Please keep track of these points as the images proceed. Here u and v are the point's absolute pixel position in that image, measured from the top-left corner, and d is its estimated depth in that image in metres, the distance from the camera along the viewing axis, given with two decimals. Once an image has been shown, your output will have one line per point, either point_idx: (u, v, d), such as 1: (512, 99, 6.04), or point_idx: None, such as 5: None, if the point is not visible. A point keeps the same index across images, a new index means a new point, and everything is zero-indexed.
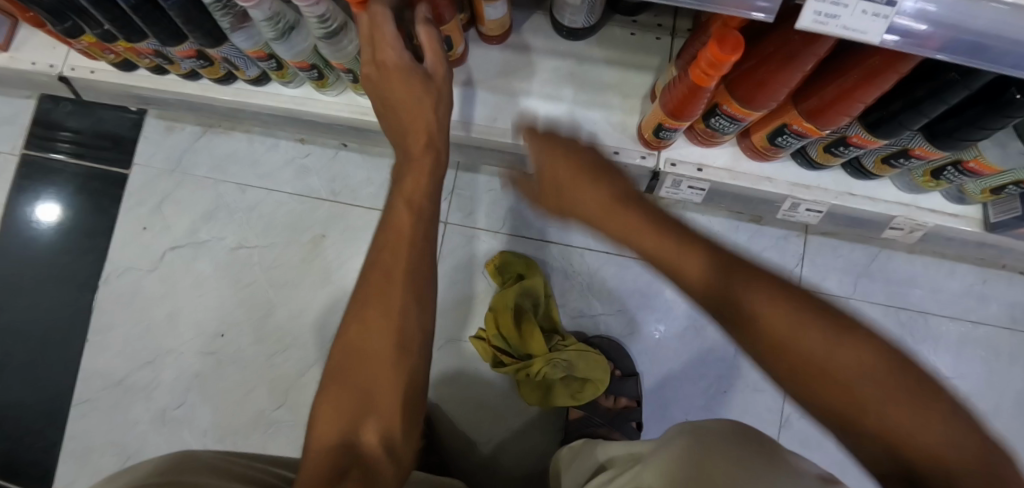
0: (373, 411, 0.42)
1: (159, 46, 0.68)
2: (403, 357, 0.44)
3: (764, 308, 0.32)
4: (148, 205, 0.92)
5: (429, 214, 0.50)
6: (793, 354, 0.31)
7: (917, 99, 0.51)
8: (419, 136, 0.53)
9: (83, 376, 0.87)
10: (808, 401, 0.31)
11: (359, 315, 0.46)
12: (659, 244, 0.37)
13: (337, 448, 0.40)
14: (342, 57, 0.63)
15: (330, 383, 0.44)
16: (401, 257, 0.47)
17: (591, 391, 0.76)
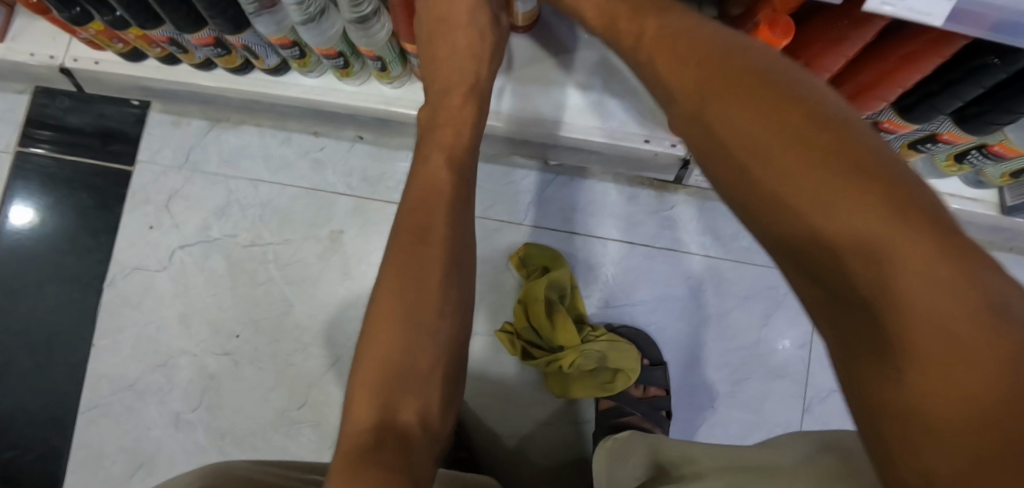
0: (410, 383, 0.41)
1: (174, 33, 0.65)
2: (437, 325, 0.43)
3: (828, 197, 0.26)
4: (155, 203, 0.89)
5: (469, 182, 0.51)
6: (838, 255, 0.25)
7: (953, 81, 0.54)
8: (462, 96, 0.55)
9: (90, 382, 0.83)
10: (853, 305, 0.25)
11: (389, 281, 0.44)
12: (732, 113, 0.32)
13: (375, 422, 0.38)
14: (372, 44, 0.61)
15: (366, 345, 0.41)
16: (436, 216, 0.47)
17: (622, 382, 0.76)
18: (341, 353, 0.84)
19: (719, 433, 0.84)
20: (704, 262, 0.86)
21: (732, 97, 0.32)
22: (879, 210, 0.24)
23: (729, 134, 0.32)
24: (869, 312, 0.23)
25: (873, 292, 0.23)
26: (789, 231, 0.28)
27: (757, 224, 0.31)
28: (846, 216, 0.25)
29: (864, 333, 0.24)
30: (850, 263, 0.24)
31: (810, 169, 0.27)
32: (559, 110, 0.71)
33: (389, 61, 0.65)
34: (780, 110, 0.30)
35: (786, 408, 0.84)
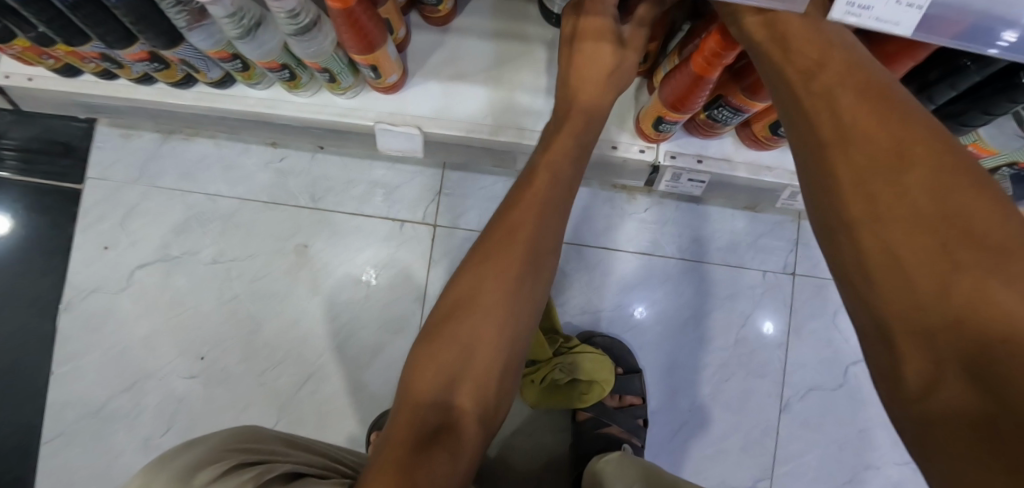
0: (470, 375, 0.51)
1: (105, 49, 0.60)
2: (500, 335, 0.52)
3: (943, 200, 0.29)
4: (110, 221, 0.84)
5: (554, 196, 0.57)
6: (952, 248, 0.28)
7: (929, 82, 0.52)
8: (580, 95, 0.59)
9: (54, 410, 0.81)
10: (917, 298, 0.28)
11: (471, 281, 0.54)
12: (858, 108, 0.34)
13: (434, 401, 0.49)
14: (317, 55, 0.57)
15: (436, 338, 0.52)
16: (528, 226, 0.55)
17: (597, 393, 0.75)
18: (311, 372, 0.81)
19: (700, 435, 0.82)
20: (680, 264, 0.85)
21: (860, 96, 0.34)
22: (992, 223, 0.28)
23: (848, 125, 0.34)
24: (968, 302, 0.27)
25: (977, 284, 0.26)
26: (888, 219, 0.30)
27: (843, 223, 0.33)
28: (965, 221, 0.28)
29: (953, 317, 0.27)
30: (961, 256, 0.27)
31: (933, 176, 0.30)
32: (524, 117, 0.69)
33: (338, 72, 0.62)
34: (908, 120, 0.32)
35: (765, 407, 0.83)
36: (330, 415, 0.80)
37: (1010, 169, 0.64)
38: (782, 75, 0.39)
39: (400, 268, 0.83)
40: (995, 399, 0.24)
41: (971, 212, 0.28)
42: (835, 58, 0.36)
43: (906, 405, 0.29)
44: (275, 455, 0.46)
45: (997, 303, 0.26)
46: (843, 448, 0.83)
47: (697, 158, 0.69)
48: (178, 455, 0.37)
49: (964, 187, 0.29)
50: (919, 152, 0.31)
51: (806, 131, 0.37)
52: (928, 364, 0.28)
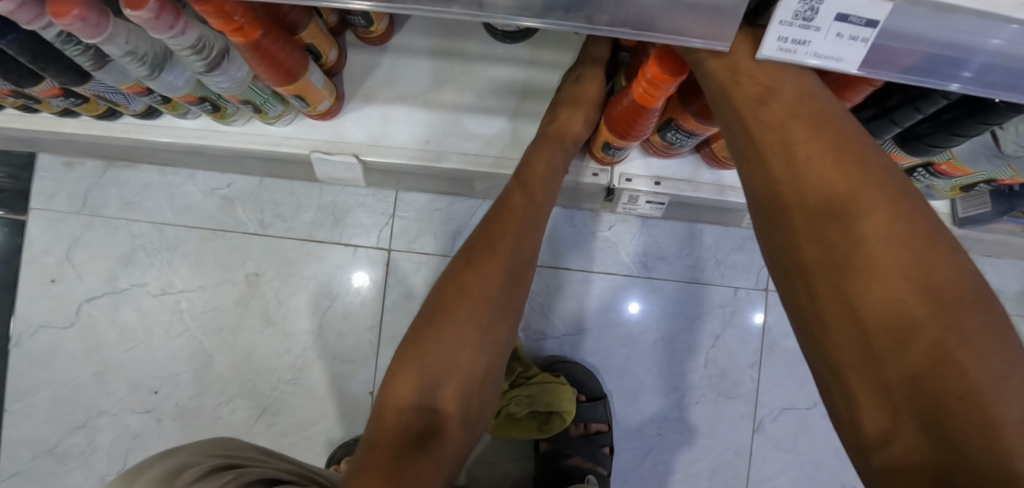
0: (453, 379, 0.48)
1: (13, 87, 0.56)
2: (481, 344, 0.49)
3: (899, 257, 0.29)
4: (55, 253, 0.82)
5: (539, 201, 0.55)
6: (904, 310, 0.28)
7: (893, 105, 0.47)
8: (574, 115, 0.58)
9: (7, 449, 0.79)
10: (874, 363, 0.29)
11: (455, 279, 0.50)
12: (817, 155, 0.34)
13: (415, 406, 0.46)
14: (234, 90, 0.53)
15: (412, 344, 0.48)
16: (510, 234, 0.52)
17: (558, 423, 0.73)
18: (268, 404, 0.80)
19: (671, 460, 0.80)
20: (645, 284, 0.81)
21: (815, 142, 0.34)
22: (947, 278, 0.28)
23: (805, 173, 0.34)
24: (924, 364, 0.27)
25: (929, 345, 0.27)
26: (844, 274, 0.31)
27: (805, 278, 0.33)
28: (913, 280, 0.28)
29: (907, 377, 0.27)
30: (916, 315, 0.27)
31: (886, 230, 0.30)
32: (469, 143, 0.65)
33: (262, 103, 0.58)
34: (865, 165, 0.32)
35: (736, 429, 0.81)
36: (288, 448, 0.79)
37: (987, 187, 0.60)
38: (736, 116, 0.39)
39: (355, 296, 0.81)
40: (950, 458, 0.25)
41: (925, 268, 0.28)
42: (791, 101, 0.36)
43: (868, 456, 0.30)
44: (251, 460, 0.52)
45: (953, 365, 0.26)
46: (818, 469, 0.81)
47: (655, 180, 0.65)
48: (162, 462, 0.44)
49: (920, 240, 0.29)
50: (873, 202, 0.31)
51: (764, 176, 0.37)
52: (888, 419, 0.28)
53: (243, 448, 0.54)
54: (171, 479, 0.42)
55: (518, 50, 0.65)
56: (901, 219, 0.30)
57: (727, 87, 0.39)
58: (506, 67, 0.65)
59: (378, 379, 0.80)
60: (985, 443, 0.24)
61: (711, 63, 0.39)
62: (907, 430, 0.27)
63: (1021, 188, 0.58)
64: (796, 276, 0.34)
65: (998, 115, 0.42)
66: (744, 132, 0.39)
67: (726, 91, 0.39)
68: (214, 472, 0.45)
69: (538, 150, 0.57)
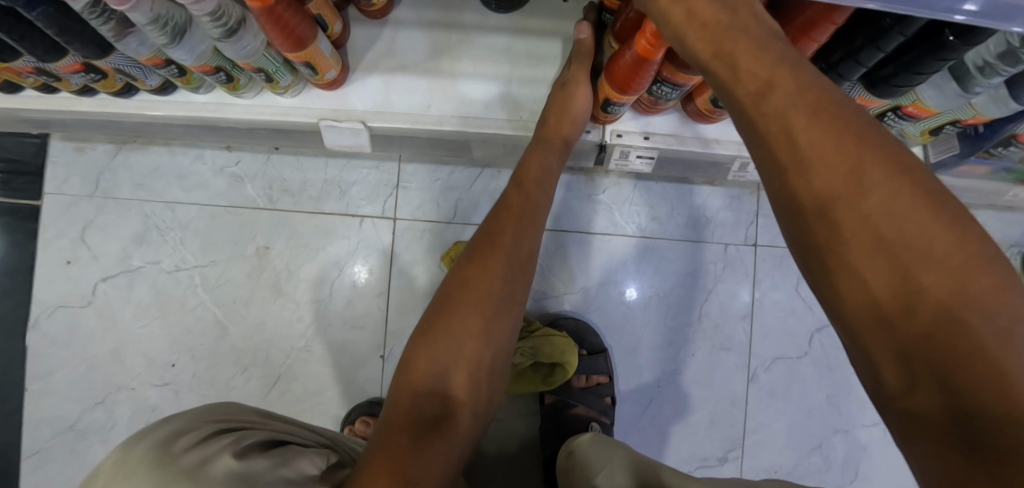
0: (462, 365, 0.51)
1: (38, 63, 0.60)
2: (489, 338, 0.53)
3: (895, 206, 0.28)
4: (69, 236, 0.84)
5: (537, 200, 0.62)
6: (901, 261, 0.28)
7: (856, 49, 0.51)
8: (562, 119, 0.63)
9: (28, 427, 0.82)
10: (887, 322, 0.28)
11: (462, 276, 0.55)
12: (801, 107, 0.33)
13: (429, 390, 0.49)
14: (246, 57, 0.57)
15: (421, 336, 0.52)
16: (509, 230, 0.58)
17: (561, 375, 0.76)
18: (282, 371, 0.83)
19: (671, 411, 0.83)
20: (640, 243, 0.85)
21: (799, 94, 0.33)
22: (940, 222, 0.28)
23: (792, 129, 0.33)
24: (924, 313, 0.27)
25: (929, 294, 0.27)
26: (841, 231, 0.30)
27: (809, 236, 0.32)
28: (908, 229, 0.28)
29: (907, 327, 0.27)
30: (911, 265, 0.27)
31: (874, 179, 0.29)
32: (466, 106, 0.69)
33: (273, 71, 0.62)
34: (842, 115, 0.32)
35: (732, 379, 0.85)
36: (302, 413, 0.82)
37: (953, 129, 0.64)
38: (717, 74, 0.38)
39: (362, 264, 0.84)
40: (963, 407, 0.25)
41: (919, 216, 0.28)
42: (763, 49, 0.36)
43: (891, 409, 0.29)
44: (252, 423, 0.45)
45: (951, 309, 0.26)
46: (810, 415, 0.85)
47: (644, 135, 0.69)
48: (155, 429, 0.36)
49: (910, 190, 0.29)
50: (863, 154, 0.30)
51: (750, 136, 0.36)
52: (900, 373, 0.28)
53: (241, 410, 0.47)
54: (168, 445, 0.34)
55: (510, 19, 0.70)
56: (900, 177, 0.29)
57: (688, 37, 0.39)
58: (499, 35, 0.70)
59: (388, 342, 0.83)
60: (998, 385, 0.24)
61: (678, 19, 0.40)
62: (921, 384, 0.27)
63: (985, 129, 0.62)
64: (801, 235, 0.33)
65: (951, 50, 0.46)
66: (729, 93, 0.37)
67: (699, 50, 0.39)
68: (217, 437, 0.38)
69: (530, 156, 0.65)
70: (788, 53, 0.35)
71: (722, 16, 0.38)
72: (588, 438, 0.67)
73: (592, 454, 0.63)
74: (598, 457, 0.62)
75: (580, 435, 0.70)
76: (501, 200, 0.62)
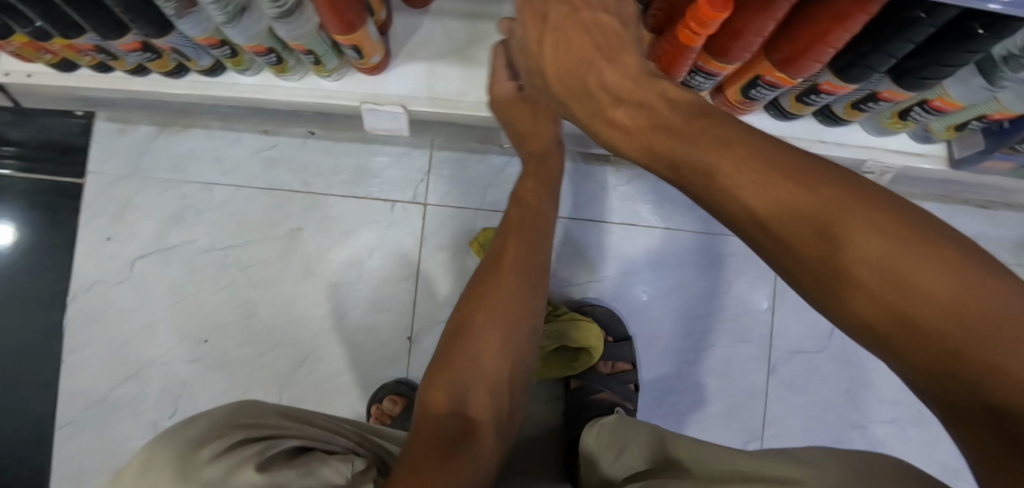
0: (480, 385, 0.50)
1: (101, 41, 0.63)
2: (507, 349, 0.52)
3: (870, 248, 0.26)
4: (109, 214, 0.87)
5: (536, 214, 0.63)
6: (899, 298, 0.25)
7: (884, 39, 0.52)
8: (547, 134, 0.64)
9: (62, 398, 0.84)
10: (907, 355, 0.25)
11: (475, 296, 0.55)
12: (729, 160, 0.32)
13: (451, 412, 0.47)
14: (300, 38, 0.60)
15: (438, 362, 0.51)
16: (515, 246, 0.59)
17: (585, 360, 0.78)
18: (309, 350, 0.84)
19: (690, 402, 0.85)
20: (664, 234, 0.87)
21: (732, 153, 0.33)
22: (920, 245, 0.25)
23: (746, 191, 0.31)
24: (947, 346, 0.23)
25: (934, 333, 0.24)
26: (828, 284, 0.28)
27: (798, 281, 0.30)
28: (893, 268, 0.25)
29: (932, 370, 0.24)
30: (900, 292, 0.25)
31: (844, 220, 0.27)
32: None
33: (322, 54, 0.64)
34: (774, 154, 0.31)
35: (750, 370, 0.85)
36: (329, 392, 0.84)
37: (978, 124, 0.65)
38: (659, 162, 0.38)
39: (391, 248, 0.86)
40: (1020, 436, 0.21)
41: (893, 248, 0.25)
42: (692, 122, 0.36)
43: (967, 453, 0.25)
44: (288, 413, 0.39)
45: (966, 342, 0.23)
46: (828, 408, 0.85)
47: None
48: (180, 432, 0.30)
49: (868, 209, 0.27)
50: (824, 198, 0.28)
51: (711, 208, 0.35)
52: (959, 415, 0.24)
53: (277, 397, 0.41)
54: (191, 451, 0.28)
55: None
56: (860, 197, 0.28)
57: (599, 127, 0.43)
58: None
59: (414, 324, 0.85)
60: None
61: (598, 124, 0.43)
62: (981, 421, 0.23)
63: (1010, 125, 0.63)
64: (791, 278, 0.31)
65: (981, 42, 0.48)
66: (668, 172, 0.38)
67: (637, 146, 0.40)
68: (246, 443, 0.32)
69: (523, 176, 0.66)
70: (697, 118, 0.37)
71: (639, 117, 0.39)
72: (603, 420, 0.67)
73: (603, 439, 0.62)
74: (609, 444, 0.61)
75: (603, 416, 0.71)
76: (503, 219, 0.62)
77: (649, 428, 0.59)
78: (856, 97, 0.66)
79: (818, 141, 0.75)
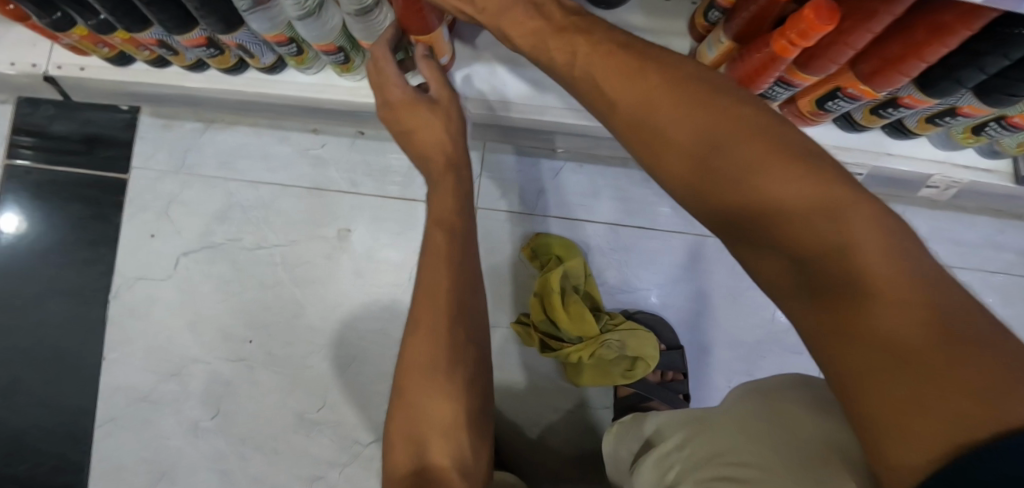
0: (437, 432, 0.46)
1: (165, 35, 0.61)
2: (456, 384, 0.47)
3: (872, 244, 0.28)
4: (154, 209, 0.86)
5: (460, 227, 0.55)
6: (887, 291, 0.26)
7: (978, 52, 0.50)
8: (438, 158, 0.60)
9: (103, 395, 0.83)
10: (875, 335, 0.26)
11: (411, 344, 0.49)
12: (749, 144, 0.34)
13: (412, 471, 0.44)
14: (371, 37, 0.58)
15: (393, 418, 0.48)
16: (442, 279, 0.50)
17: (642, 369, 0.76)
18: (357, 352, 0.84)
19: None
20: (715, 243, 0.87)
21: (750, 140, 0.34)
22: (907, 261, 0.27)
23: (752, 170, 0.33)
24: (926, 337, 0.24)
25: (904, 333, 0.25)
26: (816, 270, 0.30)
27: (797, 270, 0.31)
28: (893, 275, 0.27)
29: (874, 369, 0.25)
30: (902, 288, 0.26)
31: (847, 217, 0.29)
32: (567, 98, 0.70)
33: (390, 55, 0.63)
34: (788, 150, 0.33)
35: None
36: (375, 395, 0.83)
37: None
38: (651, 134, 0.39)
39: None
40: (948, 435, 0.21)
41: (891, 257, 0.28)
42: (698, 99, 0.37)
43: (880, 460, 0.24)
44: None
45: (929, 345, 0.24)
46: None
47: None
48: None
49: (869, 218, 0.29)
50: (825, 195, 0.30)
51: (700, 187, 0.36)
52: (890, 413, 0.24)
53: None
54: None
55: (614, 15, 0.70)
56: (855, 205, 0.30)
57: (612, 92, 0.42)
58: None
59: None
60: (981, 422, 0.21)
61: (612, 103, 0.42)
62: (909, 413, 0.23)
63: None
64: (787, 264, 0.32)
65: None
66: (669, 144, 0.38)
67: (633, 113, 0.40)
68: None
69: (441, 188, 0.58)
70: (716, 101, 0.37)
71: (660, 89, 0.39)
72: (639, 417, 0.66)
73: (635, 435, 0.63)
74: (639, 438, 0.61)
75: (625, 416, 0.72)
76: (422, 242, 0.53)
77: (668, 412, 0.58)
78: (933, 111, 0.65)
79: (884, 154, 0.74)
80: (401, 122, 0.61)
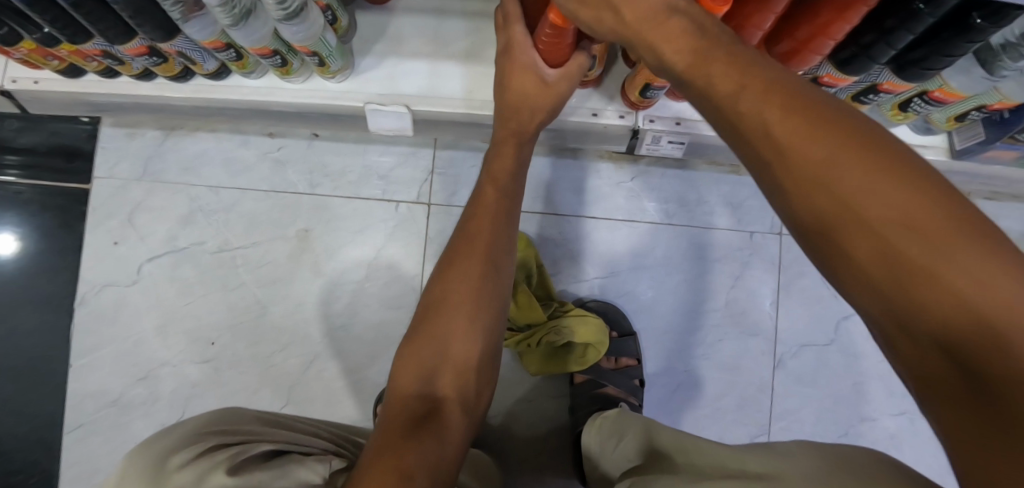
0: (449, 367, 0.48)
1: (108, 45, 0.63)
2: (478, 330, 0.49)
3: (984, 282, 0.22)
4: (119, 217, 0.88)
5: (512, 190, 0.58)
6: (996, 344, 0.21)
7: (887, 29, 0.52)
8: (508, 134, 0.61)
9: (72, 402, 0.84)
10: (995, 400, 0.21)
11: (441, 282, 0.51)
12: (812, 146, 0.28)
13: (418, 393, 0.46)
14: (307, 39, 0.60)
15: (405, 348, 0.49)
16: (485, 232, 0.54)
17: (593, 355, 0.78)
18: (319, 349, 0.85)
19: (694, 399, 0.85)
20: (669, 230, 0.88)
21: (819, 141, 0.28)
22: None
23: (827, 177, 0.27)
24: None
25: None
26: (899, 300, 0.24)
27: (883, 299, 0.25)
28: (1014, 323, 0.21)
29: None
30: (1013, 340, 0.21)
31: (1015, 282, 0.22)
32: None
33: (327, 55, 0.65)
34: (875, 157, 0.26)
35: (759, 365, 0.86)
36: (339, 390, 0.84)
37: (978, 113, 0.65)
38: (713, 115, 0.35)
39: (399, 249, 0.87)
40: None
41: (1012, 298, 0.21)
42: (845, 130, 0.27)
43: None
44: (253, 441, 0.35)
45: None
46: (838, 402, 0.85)
47: (675, 121, 0.72)
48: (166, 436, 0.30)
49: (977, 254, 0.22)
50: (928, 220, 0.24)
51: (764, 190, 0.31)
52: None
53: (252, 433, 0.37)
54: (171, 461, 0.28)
55: None
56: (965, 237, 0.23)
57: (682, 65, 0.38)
58: None
59: None
60: None
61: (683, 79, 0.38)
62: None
63: (1011, 114, 0.62)
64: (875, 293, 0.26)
65: (981, 32, 0.46)
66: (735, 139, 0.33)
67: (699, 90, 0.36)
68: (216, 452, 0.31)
69: (500, 149, 0.61)
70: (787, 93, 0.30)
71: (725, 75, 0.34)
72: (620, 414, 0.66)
73: (619, 439, 0.62)
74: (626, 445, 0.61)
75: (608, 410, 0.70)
76: (473, 197, 0.58)
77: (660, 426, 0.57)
78: (857, 89, 0.67)
79: None
80: (506, 80, 0.57)
